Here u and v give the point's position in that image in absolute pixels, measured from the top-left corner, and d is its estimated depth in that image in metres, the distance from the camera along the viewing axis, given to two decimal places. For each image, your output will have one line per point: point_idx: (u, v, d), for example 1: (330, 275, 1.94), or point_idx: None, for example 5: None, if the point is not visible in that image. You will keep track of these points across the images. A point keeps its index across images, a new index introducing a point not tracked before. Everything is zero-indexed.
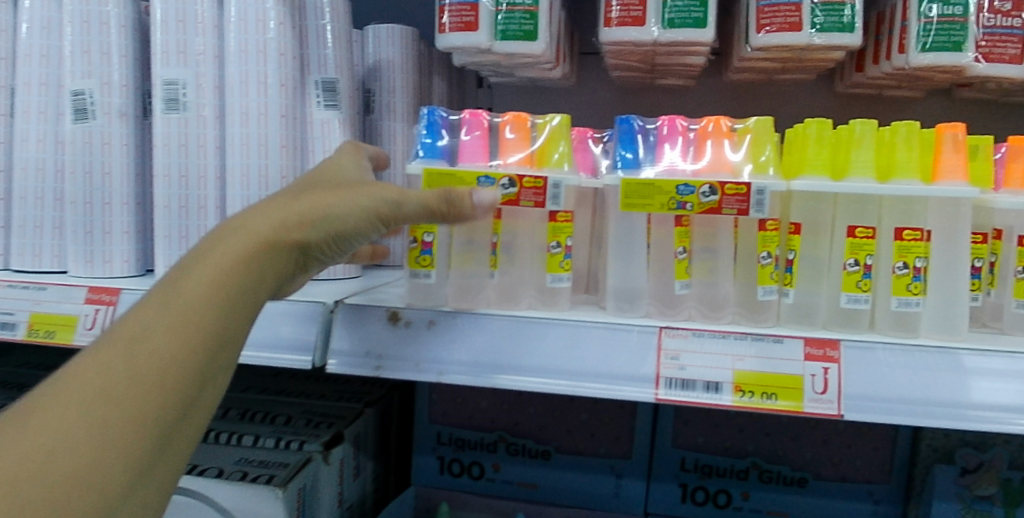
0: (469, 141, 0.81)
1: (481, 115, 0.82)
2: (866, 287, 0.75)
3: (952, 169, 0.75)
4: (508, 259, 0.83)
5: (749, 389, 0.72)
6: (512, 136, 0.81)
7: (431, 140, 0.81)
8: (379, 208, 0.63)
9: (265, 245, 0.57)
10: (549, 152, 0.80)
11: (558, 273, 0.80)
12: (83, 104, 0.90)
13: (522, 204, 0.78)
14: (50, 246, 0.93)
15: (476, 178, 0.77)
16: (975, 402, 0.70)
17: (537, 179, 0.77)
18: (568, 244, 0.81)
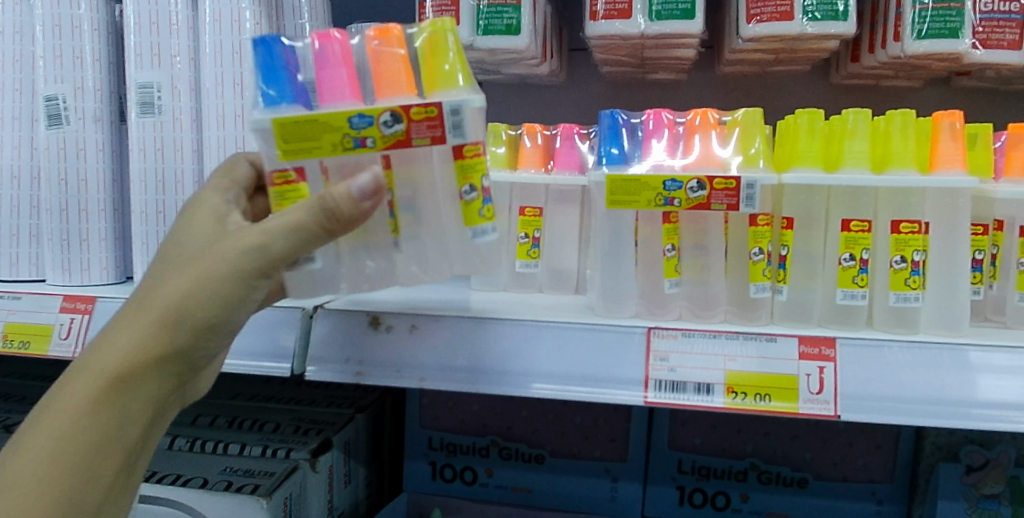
0: (329, 72, 0.64)
1: (334, 40, 0.65)
2: (862, 283, 0.73)
3: (950, 158, 0.72)
4: (413, 219, 0.68)
5: (742, 390, 0.69)
6: (382, 54, 0.64)
7: (276, 81, 0.63)
8: (239, 269, 0.56)
9: (118, 372, 0.56)
10: (438, 68, 0.64)
11: (479, 225, 0.66)
12: (57, 109, 0.88)
13: (416, 142, 0.62)
14: (27, 254, 0.92)
15: (347, 118, 0.61)
16: (976, 400, 0.67)
17: (427, 107, 0.61)
18: (484, 186, 0.65)
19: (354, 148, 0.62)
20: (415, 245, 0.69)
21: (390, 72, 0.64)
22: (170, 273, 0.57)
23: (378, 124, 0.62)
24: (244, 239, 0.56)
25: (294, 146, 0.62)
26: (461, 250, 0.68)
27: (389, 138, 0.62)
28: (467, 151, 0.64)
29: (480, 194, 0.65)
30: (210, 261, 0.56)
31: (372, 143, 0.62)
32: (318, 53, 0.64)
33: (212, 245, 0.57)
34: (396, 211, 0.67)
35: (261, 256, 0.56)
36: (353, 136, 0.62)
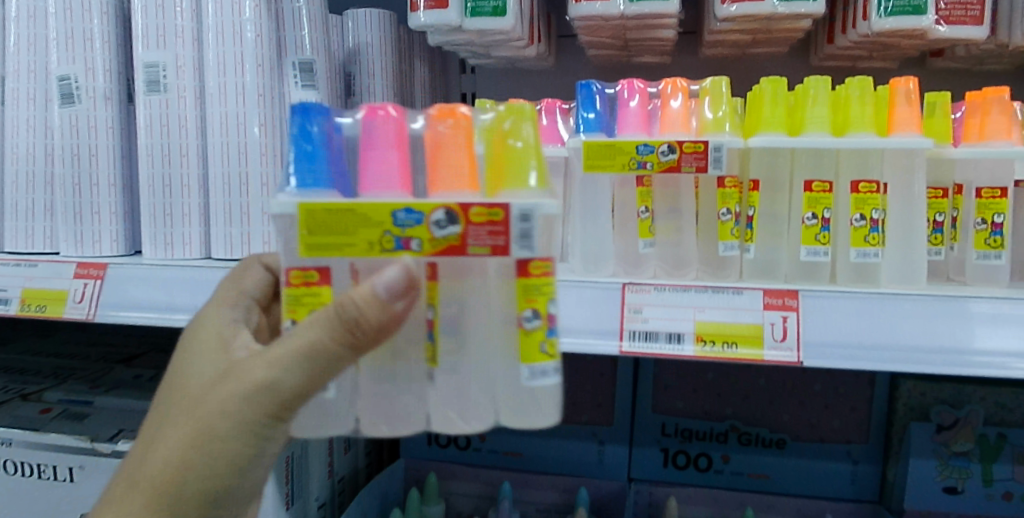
0: (376, 154, 0.62)
1: (387, 117, 0.63)
2: (824, 240, 0.77)
3: (906, 121, 0.77)
4: (457, 347, 0.62)
5: (710, 339, 0.74)
6: (444, 140, 0.61)
7: (312, 152, 0.61)
8: (248, 407, 0.58)
9: (156, 486, 0.60)
10: (509, 162, 0.60)
11: (538, 364, 0.60)
12: (69, 88, 0.94)
13: (473, 250, 0.58)
14: (41, 228, 0.96)
15: (393, 212, 0.58)
16: (929, 346, 0.71)
17: (493, 209, 0.58)
18: (550, 314, 0.60)
19: (396, 248, 0.58)
20: (458, 378, 0.63)
21: (450, 160, 0.61)
22: (182, 413, 0.61)
23: (430, 225, 0.58)
24: (251, 371, 0.58)
25: (322, 238, 0.58)
26: (506, 389, 0.63)
27: (440, 240, 0.58)
28: (536, 267, 0.59)
29: (544, 324, 0.60)
30: (219, 401, 0.59)
31: (418, 245, 0.58)
32: (366, 129, 0.63)
33: (219, 381, 0.60)
34: (436, 334, 0.61)
35: (270, 388, 0.57)
36: (395, 235, 0.58)
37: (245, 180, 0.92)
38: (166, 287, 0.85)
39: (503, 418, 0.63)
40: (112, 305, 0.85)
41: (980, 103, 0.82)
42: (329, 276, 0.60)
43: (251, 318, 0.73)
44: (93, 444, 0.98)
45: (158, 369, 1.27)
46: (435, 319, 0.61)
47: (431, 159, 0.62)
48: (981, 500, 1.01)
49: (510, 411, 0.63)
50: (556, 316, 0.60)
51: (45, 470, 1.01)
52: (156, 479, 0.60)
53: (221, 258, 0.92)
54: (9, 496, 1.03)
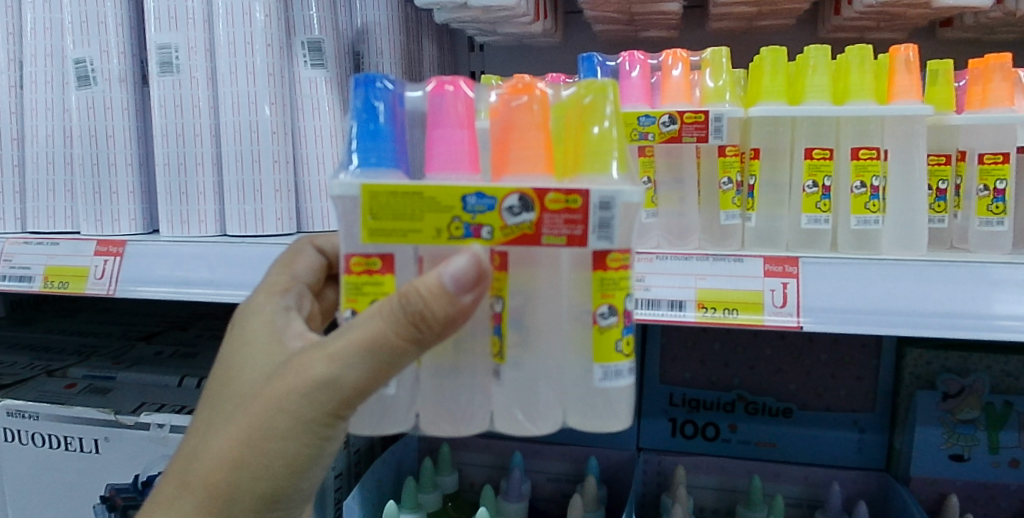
0: (442, 132, 0.61)
1: (454, 92, 0.62)
2: (825, 208, 0.78)
3: (905, 89, 0.78)
4: (524, 339, 0.61)
5: (711, 305, 0.74)
6: (516, 117, 0.59)
7: (376, 124, 0.60)
8: (307, 404, 0.56)
9: (205, 484, 0.59)
10: (588, 138, 0.58)
11: (612, 364, 0.59)
12: (85, 71, 0.97)
13: (548, 239, 0.57)
14: (62, 208, 0.99)
15: (462, 196, 0.56)
16: (930, 310, 0.71)
17: (571, 196, 0.56)
18: (626, 310, 0.59)
19: (465, 235, 0.57)
20: (528, 376, 0.62)
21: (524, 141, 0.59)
22: (236, 408, 0.60)
23: (502, 211, 0.56)
24: (309, 366, 0.56)
25: (387, 223, 0.58)
26: (575, 388, 0.61)
27: (512, 228, 0.57)
28: (614, 260, 0.59)
29: (620, 321, 0.59)
30: (275, 397, 0.57)
31: (489, 233, 0.57)
32: (434, 107, 0.62)
33: (274, 376, 0.59)
34: (504, 328, 0.60)
35: (329, 385, 0.56)
36: (464, 220, 0.57)
37: (257, 157, 0.94)
38: (184, 263, 0.88)
39: (570, 419, 0.62)
40: (132, 280, 0.88)
41: (982, 71, 0.82)
42: (391, 263, 0.60)
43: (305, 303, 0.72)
44: (117, 416, 1.02)
45: (177, 346, 1.30)
46: (503, 312, 0.60)
47: (502, 139, 0.60)
48: (986, 467, 1.02)
49: (580, 411, 0.61)
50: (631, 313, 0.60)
51: (72, 442, 1.04)
52: (206, 481, 0.59)
53: (236, 235, 0.95)
54: (36, 467, 1.07)
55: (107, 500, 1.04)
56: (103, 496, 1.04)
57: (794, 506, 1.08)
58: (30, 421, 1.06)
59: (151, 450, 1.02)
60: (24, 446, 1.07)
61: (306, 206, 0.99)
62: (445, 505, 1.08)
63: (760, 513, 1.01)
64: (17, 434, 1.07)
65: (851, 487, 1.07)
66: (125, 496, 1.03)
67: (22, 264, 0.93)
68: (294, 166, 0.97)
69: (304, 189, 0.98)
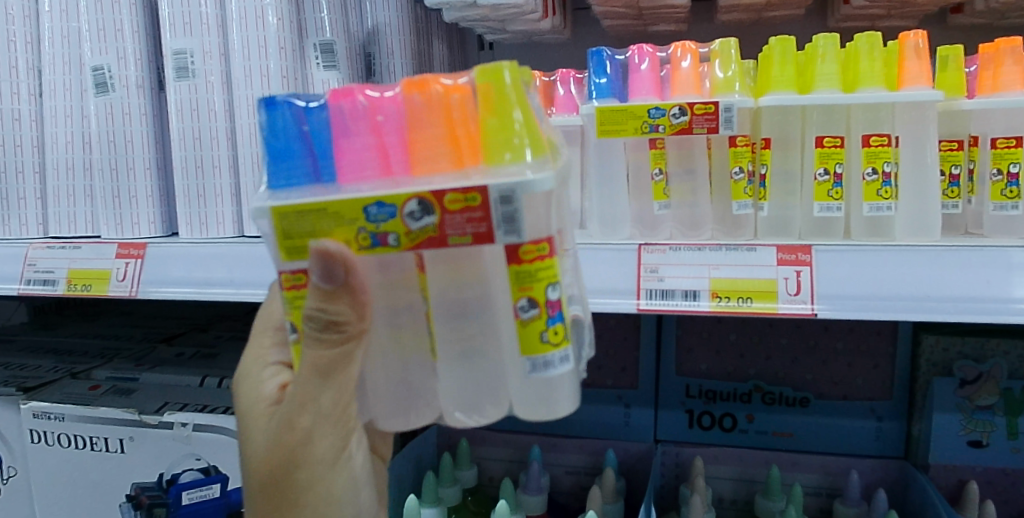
0: (346, 141, 0.58)
1: (350, 98, 0.59)
2: (838, 196, 0.79)
3: (915, 75, 0.78)
4: (463, 327, 0.60)
5: (726, 295, 0.75)
6: (416, 117, 0.58)
7: (296, 157, 0.58)
8: (314, 437, 0.65)
9: None
10: (502, 141, 0.55)
11: (540, 355, 0.57)
12: (104, 78, 0.98)
13: (454, 239, 0.56)
14: (83, 213, 1.01)
15: (364, 208, 0.56)
16: (946, 295, 0.71)
17: (470, 194, 0.55)
18: (548, 299, 0.56)
19: (373, 245, 0.57)
20: (473, 366, 0.61)
21: (415, 136, 0.58)
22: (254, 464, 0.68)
23: (405, 218, 0.56)
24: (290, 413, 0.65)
25: (300, 242, 0.58)
26: (523, 382, 0.59)
27: (416, 231, 0.56)
28: (528, 251, 0.56)
29: (543, 312, 0.56)
30: (287, 442, 0.66)
31: (394, 239, 0.57)
32: (337, 117, 0.59)
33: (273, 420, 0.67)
34: (434, 325, 0.60)
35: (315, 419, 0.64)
36: (371, 231, 0.57)
37: None
38: (202, 263, 0.89)
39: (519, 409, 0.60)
40: (153, 282, 0.90)
41: (993, 55, 0.82)
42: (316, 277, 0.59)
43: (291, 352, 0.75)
44: (140, 416, 1.04)
45: (198, 347, 1.32)
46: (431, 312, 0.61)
47: (409, 137, 0.58)
48: (1006, 453, 1.02)
49: (520, 399, 0.60)
50: (560, 301, 0.57)
51: (97, 443, 1.07)
52: None
53: (254, 235, 0.96)
54: (62, 467, 1.09)
55: (132, 499, 1.06)
56: (129, 494, 1.06)
57: (812, 495, 1.09)
58: (57, 422, 1.08)
59: (176, 448, 1.04)
60: (51, 446, 1.09)
61: None
62: (465, 500, 1.09)
63: (779, 502, 1.02)
64: (45, 435, 1.09)
65: (870, 475, 1.07)
66: (151, 495, 1.05)
67: (45, 268, 0.95)
68: None
69: None
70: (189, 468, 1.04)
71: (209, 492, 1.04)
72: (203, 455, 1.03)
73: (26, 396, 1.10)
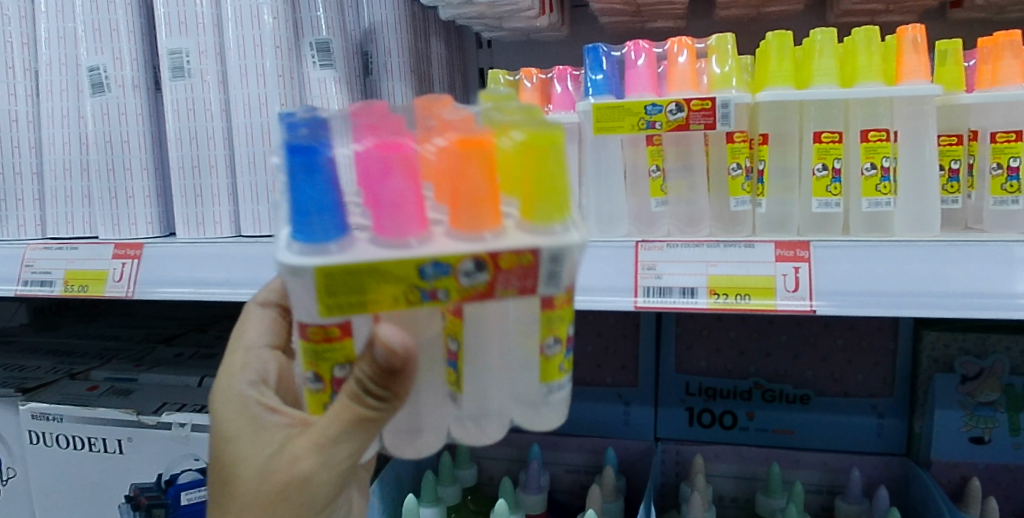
0: (389, 192, 0.54)
1: (399, 148, 0.55)
2: (836, 192, 0.79)
3: (913, 69, 0.78)
4: (480, 361, 0.60)
5: (723, 292, 0.74)
6: (466, 171, 0.55)
7: (330, 214, 0.53)
8: (312, 480, 0.62)
9: None
10: (553, 201, 0.55)
11: (555, 382, 0.59)
12: (99, 78, 0.98)
13: (500, 294, 0.54)
14: (80, 214, 1.01)
15: (418, 266, 0.53)
16: (946, 290, 0.70)
17: (525, 254, 0.53)
18: (567, 335, 0.59)
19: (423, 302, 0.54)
20: (480, 388, 0.60)
21: (461, 192, 0.54)
22: (236, 492, 0.65)
23: (459, 276, 0.53)
24: (294, 451, 0.63)
25: (343, 300, 0.53)
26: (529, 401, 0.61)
27: (468, 289, 0.54)
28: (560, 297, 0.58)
29: (564, 347, 0.59)
30: (281, 477, 0.63)
31: (445, 296, 0.54)
32: (378, 166, 0.55)
33: (270, 454, 0.65)
34: (460, 364, 0.60)
35: (322, 463, 0.62)
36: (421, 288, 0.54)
37: (269, 158, 0.95)
38: (199, 263, 0.89)
39: (517, 416, 0.62)
40: (150, 282, 0.90)
41: (992, 49, 0.82)
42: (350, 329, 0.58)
43: (268, 371, 0.73)
44: (139, 416, 1.04)
45: (197, 347, 1.32)
46: (458, 352, 0.59)
47: (452, 190, 0.55)
48: (1008, 449, 1.01)
49: (522, 414, 0.62)
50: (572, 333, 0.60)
51: (96, 443, 1.06)
52: None
53: (251, 235, 0.96)
54: (62, 468, 1.09)
55: (132, 500, 1.06)
56: (129, 495, 1.06)
57: (813, 493, 1.08)
58: (55, 423, 1.08)
59: (175, 448, 1.04)
60: (50, 447, 1.09)
61: None
62: (464, 499, 1.09)
63: (780, 500, 1.01)
64: (43, 436, 1.09)
65: (872, 473, 1.06)
66: (150, 495, 1.05)
67: (43, 269, 0.95)
68: None
69: None
70: (189, 468, 1.04)
71: None
72: (201, 455, 1.03)
73: (25, 397, 1.10)
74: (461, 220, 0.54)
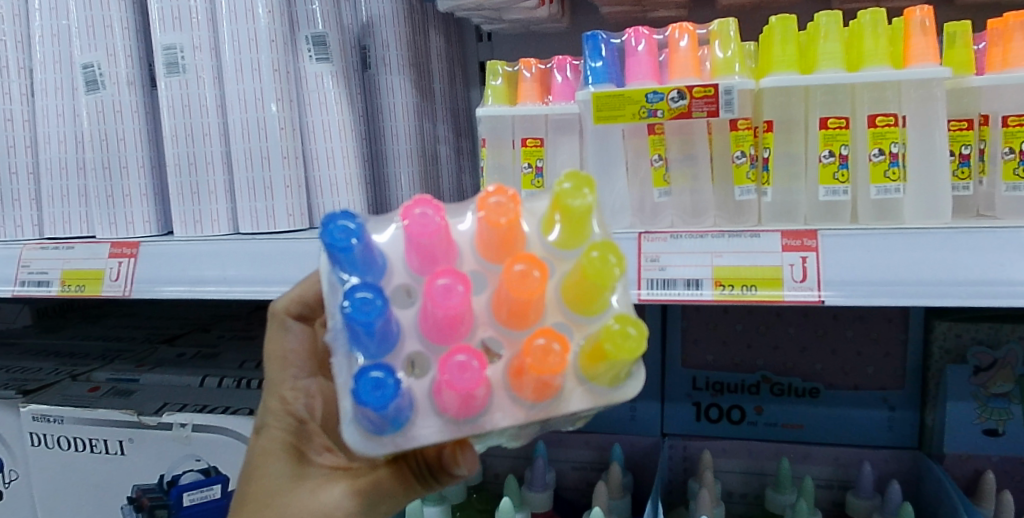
0: (452, 396, 0.52)
1: (471, 367, 0.51)
2: (843, 179, 0.77)
3: (922, 52, 0.76)
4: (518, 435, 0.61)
5: (729, 283, 0.72)
6: (531, 373, 0.52)
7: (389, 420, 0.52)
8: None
9: None
10: (614, 378, 0.54)
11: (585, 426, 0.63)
12: (94, 75, 0.97)
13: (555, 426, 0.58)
14: (76, 213, 1.00)
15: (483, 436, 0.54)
16: (958, 278, 0.68)
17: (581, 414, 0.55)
18: None
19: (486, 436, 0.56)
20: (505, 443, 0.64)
21: (532, 386, 0.53)
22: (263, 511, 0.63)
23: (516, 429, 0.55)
24: (337, 492, 0.63)
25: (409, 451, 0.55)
26: None
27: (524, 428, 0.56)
28: None
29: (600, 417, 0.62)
30: (314, 509, 0.62)
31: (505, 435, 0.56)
32: (447, 378, 0.51)
33: (307, 486, 0.64)
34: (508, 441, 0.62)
35: (362, 510, 0.62)
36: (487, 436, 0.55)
37: (266, 154, 0.94)
38: (197, 261, 0.88)
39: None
40: (148, 281, 0.89)
41: (1002, 30, 0.79)
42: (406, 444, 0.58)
43: (313, 407, 0.70)
44: (139, 417, 1.03)
45: (200, 347, 1.31)
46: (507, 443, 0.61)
47: (521, 379, 0.53)
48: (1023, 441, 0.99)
49: None
50: None
51: (97, 445, 1.05)
52: None
53: (249, 232, 0.95)
54: (63, 470, 1.08)
55: (134, 501, 1.05)
56: (130, 497, 1.05)
57: (824, 488, 1.06)
58: (57, 425, 1.07)
59: (176, 448, 1.03)
60: (51, 449, 1.08)
61: (318, 202, 0.98)
62: (470, 498, 1.07)
63: (790, 495, 0.99)
64: (44, 438, 1.08)
65: (883, 467, 1.04)
66: (151, 496, 1.04)
67: (40, 269, 0.94)
68: (304, 165, 0.96)
69: (315, 185, 0.98)
70: (189, 469, 1.03)
71: (211, 493, 1.03)
72: (203, 455, 1.02)
73: (26, 399, 1.10)
74: (528, 399, 0.54)
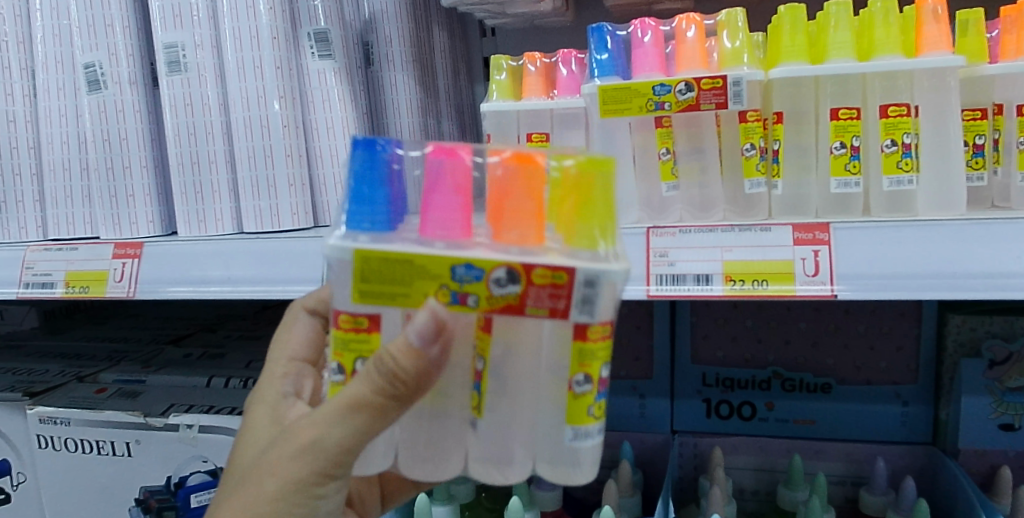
0: (433, 196, 0.56)
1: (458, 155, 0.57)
2: (855, 170, 0.75)
3: (934, 40, 0.74)
4: (502, 389, 0.58)
5: (739, 278, 0.71)
6: (507, 183, 0.56)
7: (370, 207, 0.56)
8: (301, 455, 0.56)
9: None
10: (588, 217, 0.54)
11: (583, 427, 0.57)
12: (96, 75, 0.96)
13: (529, 312, 0.54)
14: (81, 214, 0.99)
15: (449, 267, 0.53)
16: (973, 270, 0.67)
17: (557, 273, 0.52)
18: (601, 376, 0.56)
19: (452, 302, 0.54)
20: (505, 416, 0.59)
21: (509, 202, 0.55)
22: (241, 481, 0.59)
23: (489, 283, 0.53)
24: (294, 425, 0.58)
25: (375, 287, 0.55)
26: (549, 444, 0.58)
27: (499, 298, 0.54)
28: (595, 331, 0.55)
29: (595, 388, 0.56)
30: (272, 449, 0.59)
31: (475, 301, 0.54)
32: (430, 170, 0.57)
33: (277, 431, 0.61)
34: (483, 385, 0.58)
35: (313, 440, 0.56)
36: (452, 288, 0.54)
37: (269, 152, 0.93)
38: (202, 261, 0.87)
39: (545, 440, 0.58)
40: (152, 282, 0.88)
41: (1015, 17, 0.77)
42: (380, 322, 0.57)
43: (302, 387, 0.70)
44: (147, 418, 1.03)
45: (206, 347, 1.31)
46: (483, 371, 0.58)
47: (497, 203, 0.56)
48: None
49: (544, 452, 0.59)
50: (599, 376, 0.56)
51: (104, 446, 1.05)
52: None
53: (253, 232, 0.94)
54: (69, 472, 1.08)
55: (142, 502, 1.05)
56: (137, 498, 1.05)
57: (836, 484, 1.05)
58: (63, 427, 1.07)
59: (182, 450, 1.02)
60: (58, 451, 1.08)
61: (323, 200, 0.97)
62: (479, 497, 1.06)
63: (802, 492, 0.98)
64: (51, 440, 1.08)
65: (896, 462, 1.03)
66: (159, 498, 1.04)
67: (44, 271, 0.93)
68: (307, 162, 0.95)
69: (319, 183, 0.97)
70: (196, 470, 1.03)
71: None
72: (209, 457, 1.02)
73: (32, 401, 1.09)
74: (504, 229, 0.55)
